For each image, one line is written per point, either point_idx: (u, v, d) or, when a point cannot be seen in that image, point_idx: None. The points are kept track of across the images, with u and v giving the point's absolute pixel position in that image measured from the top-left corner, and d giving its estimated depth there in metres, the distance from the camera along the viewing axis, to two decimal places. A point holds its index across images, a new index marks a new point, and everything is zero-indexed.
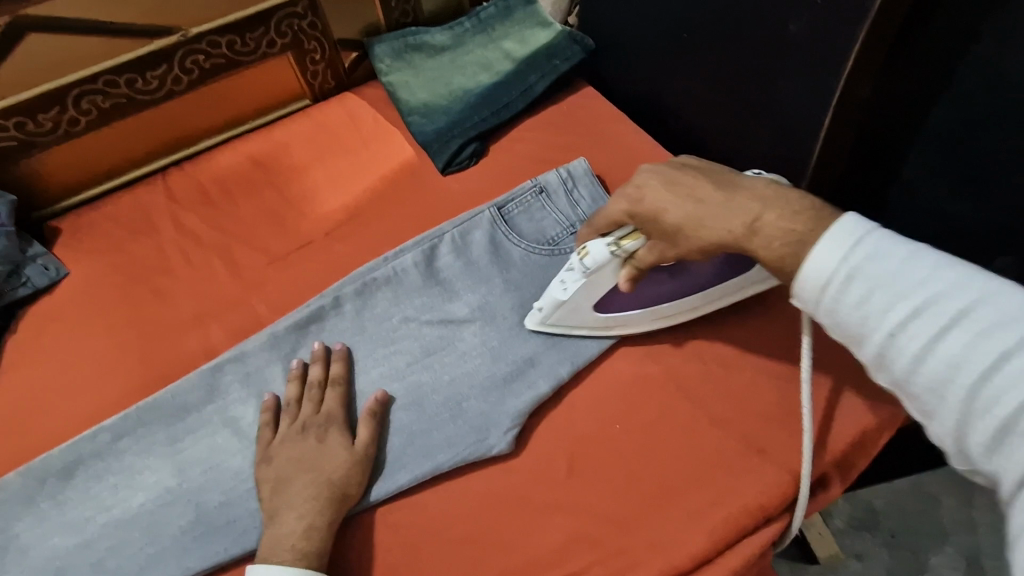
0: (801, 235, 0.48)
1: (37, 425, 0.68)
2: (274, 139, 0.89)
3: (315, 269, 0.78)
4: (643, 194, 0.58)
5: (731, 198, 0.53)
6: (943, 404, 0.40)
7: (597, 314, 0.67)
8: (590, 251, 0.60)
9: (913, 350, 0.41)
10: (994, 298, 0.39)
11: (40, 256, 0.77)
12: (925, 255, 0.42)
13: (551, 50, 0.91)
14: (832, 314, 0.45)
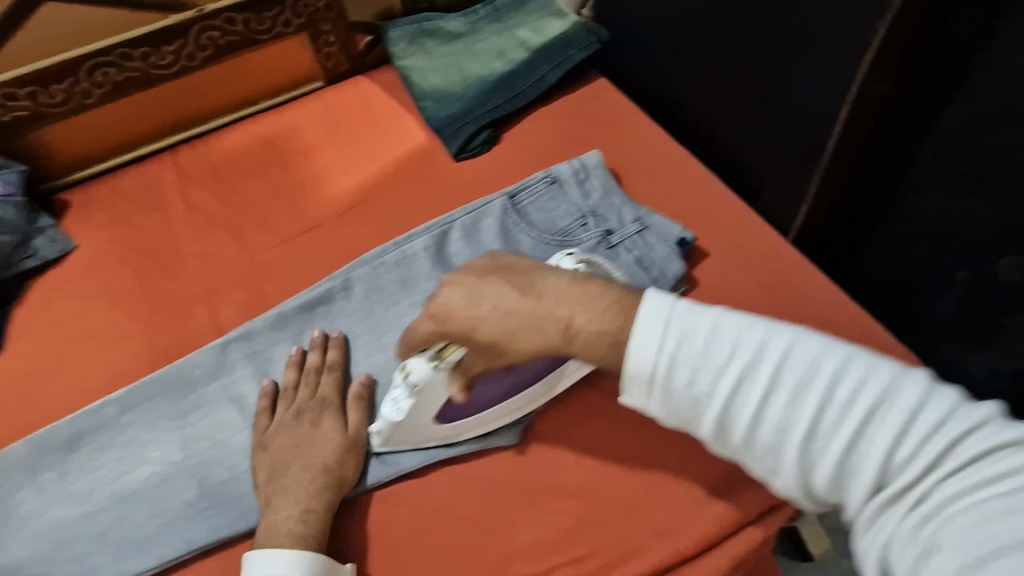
0: (618, 337, 0.48)
1: (45, 396, 0.68)
2: (285, 120, 0.89)
3: (324, 250, 0.78)
4: (449, 304, 0.53)
5: (533, 303, 0.51)
6: (781, 463, 0.42)
7: (438, 426, 0.61)
8: (411, 369, 0.56)
9: (746, 418, 0.43)
10: (794, 348, 0.43)
11: (49, 228, 0.76)
12: (727, 322, 0.45)
13: (566, 39, 0.91)
14: (667, 398, 0.45)
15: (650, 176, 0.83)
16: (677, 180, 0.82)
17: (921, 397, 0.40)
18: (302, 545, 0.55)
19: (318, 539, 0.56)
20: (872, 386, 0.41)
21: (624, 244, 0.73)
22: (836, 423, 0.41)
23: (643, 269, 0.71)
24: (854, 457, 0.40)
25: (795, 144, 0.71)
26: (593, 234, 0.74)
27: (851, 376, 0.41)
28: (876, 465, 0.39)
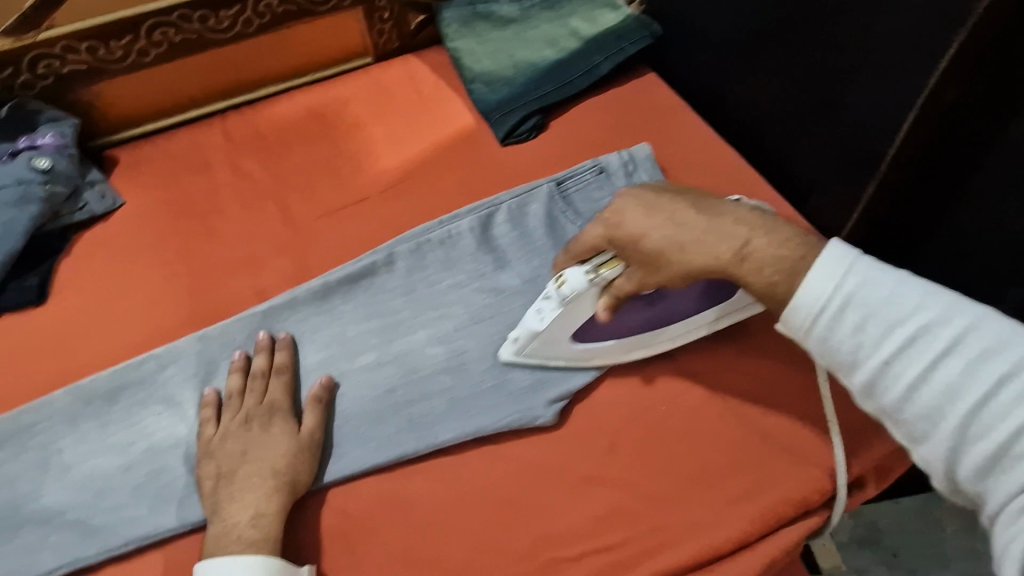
0: (792, 263, 0.51)
1: (83, 347, 0.68)
2: (334, 93, 0.89)
3: (368, 223, 0.77)
4: (626, 219, 0.58)
5: (711, 222, 0.55)
6: (933, 430, 0.44)
7: (571, 346, 0.64)
8: (566, 279, 0.60)
9: (906, 377, 0.45)
10: (974, 325, 0.44)
11: (98, 183, 0.77)
12: (910, 284, 0.47)
13: (619, 32, 0.91)
14: (825, 343, 0.48)
15: (697, 173, 0.82)
16: (726, 179, 0.81)
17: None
18: (255, 550, 0.54)
19: (273, 543, 0.55)
20: None
21: None
22: (1004, 404, 0.41)
23: None
24: (1016, 444, 0.41)
25: (850, 151, 0.71)
26: None
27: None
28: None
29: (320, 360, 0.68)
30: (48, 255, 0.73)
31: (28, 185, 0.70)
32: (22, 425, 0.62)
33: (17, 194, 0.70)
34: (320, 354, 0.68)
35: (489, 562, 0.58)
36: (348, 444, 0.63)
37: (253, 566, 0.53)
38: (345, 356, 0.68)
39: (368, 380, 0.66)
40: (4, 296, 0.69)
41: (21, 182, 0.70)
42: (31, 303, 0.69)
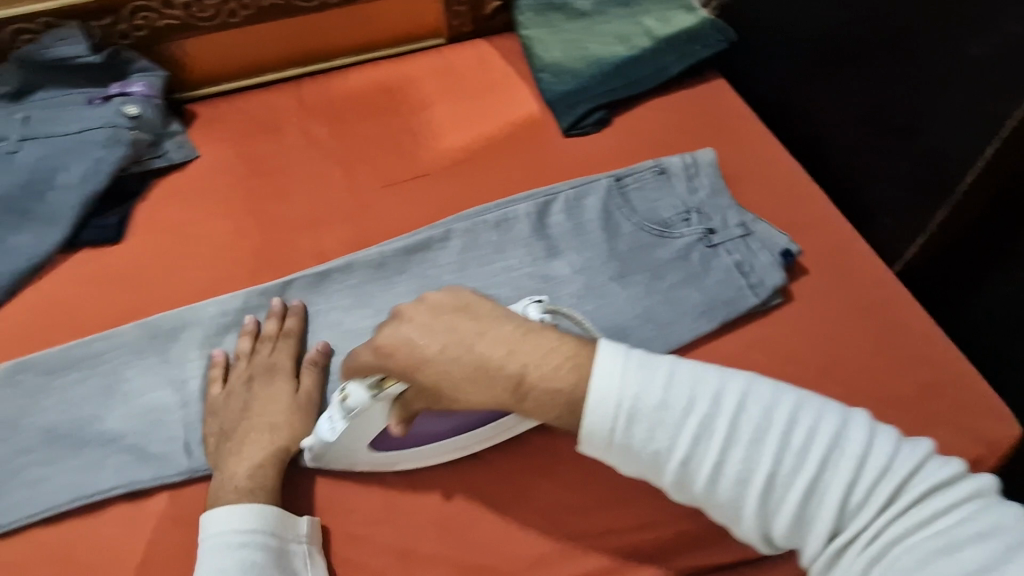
0: (567, 398, 0.49)
1: (151, 287, 0.72)
2: (404, 70, 0.91)
3: (428, 200, 0.80)
4: (406, 336, 0.52)
5: (479, 352, 0.51)
6: (743, 511, 0.46)
7: (370, 453, 0.60)
8: (349, 394, 0.55)
9: (706, 471, 0.46)
10: (744, 399, 0.46)
11: (177, 134, 0.81)
12: (682, 373, 0.48)
13: (693, 34, 0.90)
14: (628, 452, 0.47)
15: (758, 183, 0.82)
16: (786, 192, 0.81)
17: (867, 436, 0.45)
18: (250, 499, 0.57)
19: (266, 494, 0.58)
20: (823, 434, 0.45)
21: (725, 246, 0.73)
22: (795, 468, 0.45)
23: (741, 274, 0.71)
24: (808, 503, 0.45)
25: (924, 175, 0.72)
26: (695, 230, 0.74)
27: (802, 422, 0.45)
28: (831, 509, 0.44)
29: (371, 325, 0.70)
30: (127, 197, 0.77)
31: (117, 129, 0.74)
32: (92, 352, 0.66)
33: (107, 136, 0.74)
34: (372, 320, 0.70)
35: (519, 535, 0.60)
36: None
37: (247, 515, 0.55)
38: None
39: None
40: (85, 231, 0.73)
41: (112, 125, 0.74)
42: (109, 240, 0.73)
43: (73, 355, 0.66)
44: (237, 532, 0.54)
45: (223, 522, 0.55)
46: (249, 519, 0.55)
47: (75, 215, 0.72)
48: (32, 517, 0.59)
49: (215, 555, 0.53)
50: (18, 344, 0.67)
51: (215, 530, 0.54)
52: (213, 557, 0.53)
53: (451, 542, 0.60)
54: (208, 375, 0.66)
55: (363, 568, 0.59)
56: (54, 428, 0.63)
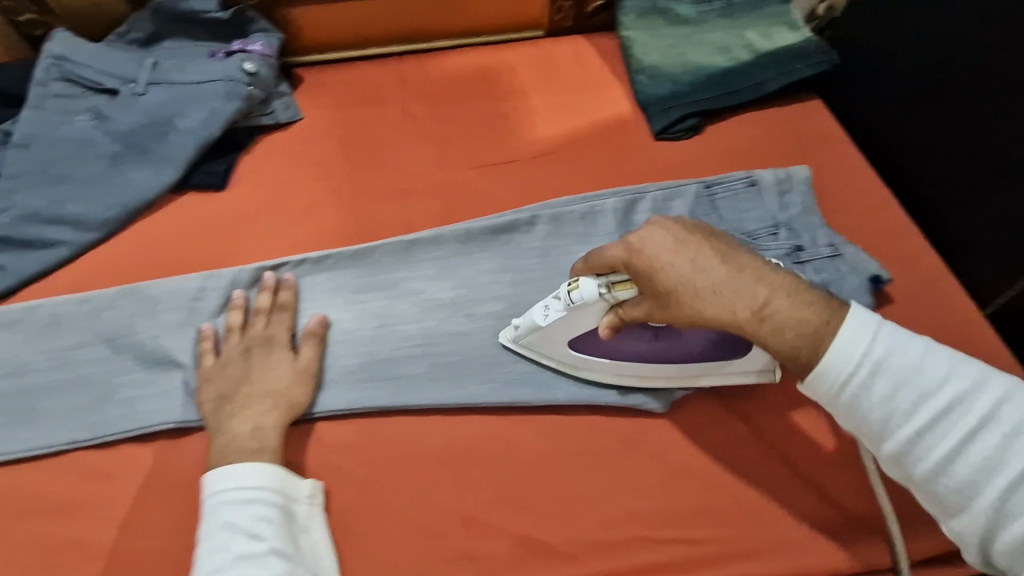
0: (802, 332, 0.51)
1: (247, 234, 0.75)
2: (503, 58, 0.93)
3: (516, 184, 0.81)
4: (661, 243, 0.53)
5: (731, 273, 0.53)
6: (973, 504, 0.46)
7: (569, 352, 0.65)
8: (579, 286, 0.57)
9: (941, 451, 0.46)
10: (978, 383, 0.47)
11: (285, 95, 0.84)
12: (936, 354, 0.49)
13: (796, 52, 0.89)
14: (847, 401, 0.49)
15: (849, 208, 0.80)
16: (878, 219, 0.79)
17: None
18: (257, 459, 0.58)
19: (272, 454, 0.59)
20: None
21: (812, 264, 0.72)
22: (1017, 457, 0.45)
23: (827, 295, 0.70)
24: None
25: None
26: (782, 244, 0.73)
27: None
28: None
29: (451, 298, 0.71)
30: (234, 148, 0.81)
31: (236, 83, 0.78)
32: (187, 287, 0.69)
33: (226, 89, 0.78)
34: (453, 292, 0.72)
35: (580, 522, 0.60)
36: (465, 380, 0.66)
37: (251, 475, 0.56)
38: (475, 299, 0.71)
39: (494, 328, 0.70)
40: (194, 175, 0.77)
41: (232, 80, 0.78)
42: (214, 186, 0.77)
43: (168, 288, 0.69)
44: (238, 489, 0.56)
45: (226, 480, 0.56)
46: (254, 477, 0.56)
47: (188, 159, 0.76)
48: (126, 433, 0.62)
49: (218, 511, 0.55)
50: (124, 272, 0.71)
51: (217, 487, 0.56)
52: (217, 513, 0.55)
53: (511, 517, 0.60)
54: (197, 349, 0.66)
55: (424, 529, 0.60)
56: (149, 353, 0.66)
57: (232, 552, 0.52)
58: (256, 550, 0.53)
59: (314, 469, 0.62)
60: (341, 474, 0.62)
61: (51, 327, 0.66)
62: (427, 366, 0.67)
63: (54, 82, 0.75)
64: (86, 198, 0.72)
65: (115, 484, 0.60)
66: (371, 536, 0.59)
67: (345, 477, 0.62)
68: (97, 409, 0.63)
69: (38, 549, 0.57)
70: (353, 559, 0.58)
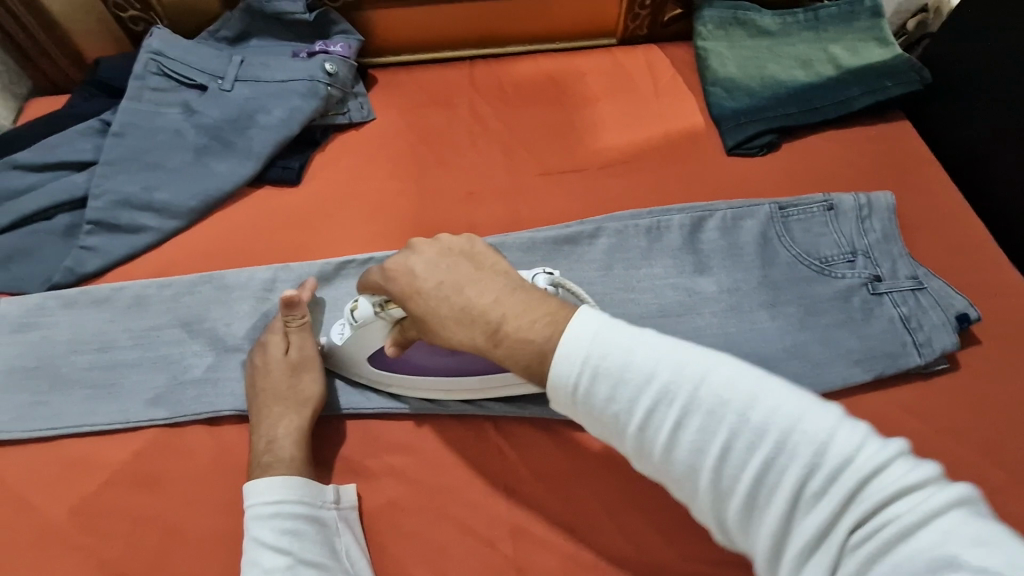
0: (540, 350, 0.46)
1: (317, 230, 0.77)
2: (574, 65, 0.93)
3: (579, 193, 0.80)
4: (409, 263, 0.51)
5: (468, 294, 0.49)
6: (697, 489, 0.41)
7: (370, 369, 0.64)
8: (359, 305, 0.57)
9: (660, 440, 0.42)
10: (730, 383, 0.41)
11: (360, 95, 0.86)
12: (646, 339, 0.44)
13: (885, 69, 0.86)
14: (605, 417, 0.44)
15: (936, 239, 0.76)
16: (966, 252, 0.75)
17: (840, 427, 0.38)
18: (273, 471, 0.58)
19: (287, 466, 0.59)
20: (784, 419, 0.39)
21: (891, 296, 0.69)
22: (777, 464, 0.39)
23: (906, 328, 0.67)
24: (761, 491, 0.39)
25: None
26: (860, 273, 0.70)
27: (800, 418, 0.39)
28: (786, 500, 0.38)
29: None
30: (309, 146, 0.83)
31: (316, 83, 0.81)
32: (260, 279, 0.72)
33: (307, 88, 0.80)
34: None
35: (630, 544, 0.59)
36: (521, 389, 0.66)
37: (268, 489, 0.57)
38: None
39: None
40: (271, 170, 0.80)
41: (313, 79, 0.81)
42: (289, 182, 0.80)
43: (242, 279, 0.72)
44: (271, 504, 0.56)
45: (255, 493, 0.57)
46: (271, 491, 0.57)
47: (267, 154, 0.79)
48: (196, 415, 0.65)
49: (252, 523, 0.56)
50: (202, 260, 0.75)
51: (251, 500, 0.57)
52: (251, 526, 0.56)
53: (561, 531, 0.60)
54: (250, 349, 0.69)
55: (475, 535, 0.60)
56: (221, 339, 0.69)
57: (262, 567, 0.54)
58: (283, 563, 0.54)
59: (371, 466, 0.63)
60: (397, 472, 0.63)
61: (135, 307, 0.70)
62: None
63: (150, 76, 0.80)
64: (172, 186, 0.76)
65: (188, 462, 0.63)
66: (422, 536, 0.60)
67: (401, 476, 0.63)
68: (171, 389, 0.67)
69: (113, 518, 0.61)
70: (407, 558, 0.59)
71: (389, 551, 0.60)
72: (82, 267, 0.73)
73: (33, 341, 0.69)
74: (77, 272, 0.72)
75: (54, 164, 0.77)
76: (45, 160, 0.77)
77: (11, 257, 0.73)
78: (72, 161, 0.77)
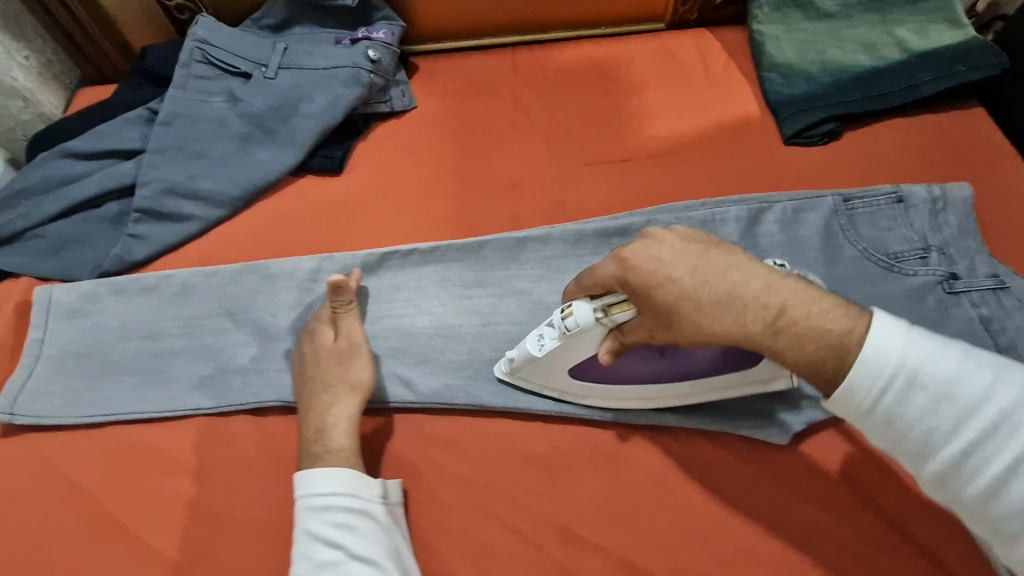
0: (832, 341, 0.46)
1: (359, 220, 0.76)
2: (621, 51, 0.89)
3: (629, 184, 0.77)
4: (656, 251, 0.48)
5: (743, 283, 0.47)
6: (947, 466, 0.43)
7: (569, 380, 0.61)
8: (573, 311, 0.53)
9: (908, 419, 0.44)
10: (990, 379, 0.43)
11: (402, 83, 0.85)
12: (899, 326, 0.45)
13: (957, 53, 0.80)
14: (856, 403, 0.45)
15: (1016, 235, 0.70)
16: None
17: None
18: (324, 462, 0.57)
19: (337, 456, 0.58)
20: None
21: (968, 295, 0.64)
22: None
23: (987, 330, 0.62)
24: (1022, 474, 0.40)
25: None
26: (934, 270, 0.65)
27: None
28: None
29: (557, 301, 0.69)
30: (350, 135, 0.82)
31: (359, 70, 0.80)
32: (303, 269, 0.71)
33: (349, 76, 0.79)
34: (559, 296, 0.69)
35: (686, 552, 0.57)
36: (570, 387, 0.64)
37: (320, 481, 0.56)
38: None
39: None
40: (313, 159, 0.79)
41: (356, 67, 0.80)
42: (330, 171, 0.79)
43: (285, 269, 0.71)
44: (321, 495, 0.55)
45: (303, 485, 0.56)
46: (322, 483, 0.56)
47: (310, 143, 0.78)
48: (242, 405, 0.65)
49: (303, 514, 0.55)
50: (246, 249, 0.74)
51: (302, 490, 0.56)
52: (302, 517, 0.55)
53: (612, 535, 0.58)
54: (292, 339, 0.68)
55: (522, 536, 0.58)
56: (265, 330, 0.69)
57: (312, 560, 0.53)
58: (334, 558, 0.53)
59: (415, 461, 0.62)
60: (441, 469, 0.62)
61: (181, 296, 0.70)
62: None
63: (195, 64, 0.79)
64: (217, 175, 0.76)
65: (233, 452, 0.63)
66: (467, 535, 0.58)
67: (446, 473, 0.61)
68: (217, 378, 0.66)
69: (159, 506, 0.61)
70: (452, 559, 0.58)
71: (434, 550, 0.58)
72: (131, 255, 0.73)
73: (83, 327, 0.69)
74: (126, 260, 0.73)
75: (104, 152, 0.78)
76: (94, 149, 0.77)
77: (63, 244, 0.74)
78: (120, 149, 0.78)
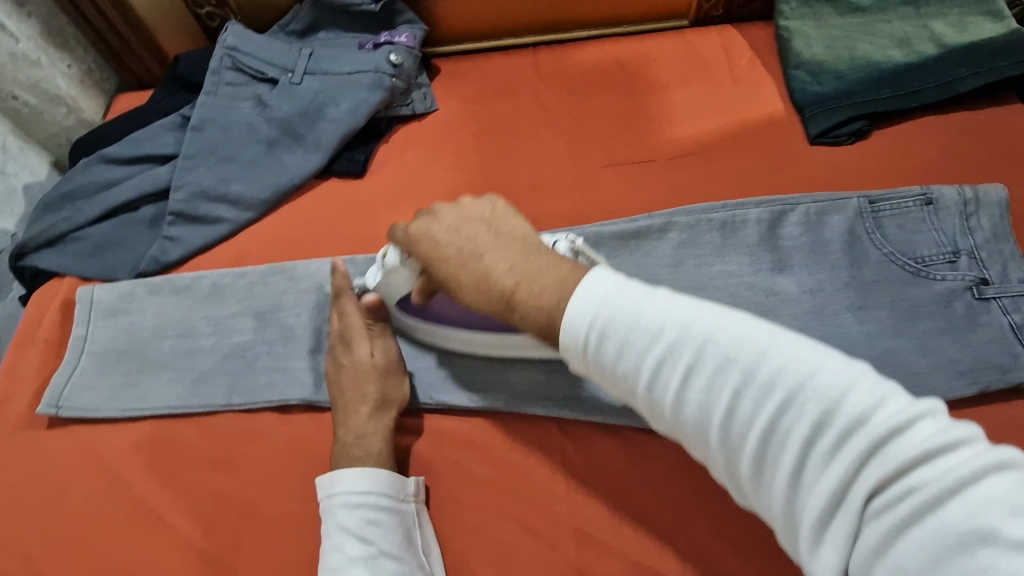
0: (551, 309, 0.49)
1: (381, 222, 0.78)
2: (642, 49, 0.88)
3: (647, 186, 0.77)
4: (431, 228, 0.57)
5: (485, 260, 0.53)
6: (709, 442, 0.43)
7: (399, 314, 0.67)
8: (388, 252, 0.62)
9: (669, 397, 0.44)
10: (717, 329, 0.43)
11: (424, 86, 0.86)
12: (658, 298, 0.46)
13: (998, 47, 0.77)
14: (639, 384, 0.45)
15: None
16: None
17: (866, 390, 0.38)
18: (364, 463, 0.59)
19: (375, 459, 0.60)
20: (790, 373, 0.40)
21: (1000, 301, 0.62)
22: (792, 422, 0.39)
23: (1018, 337, 0.61)
24: (770, 445, 0.40)
25: None
26: (964, 275, 0.64)
27: (820, 377, 0.39)
28: (791, 453, 0.39)
29: None
30: (374, 137, 0.84)
31: (382, 75, 0.81)
32: (326, 273, 0.73)
33: (373, 80, 0.81)
34: None
35: (697, 555, 0.57)
36: (582, 391, 0.65)
37: (356, 480, 0.58)
38: None
39: None
40: (338, 162, 0.81)
41: (379, 71, 0.81)
42: (354, 174, 0.81)
43: (310, 271, 0.73)
44: (357, 494, 0.58)
45: (339, 484, 0.58)
46: (359, 482, 0.58)
47: (334, 146, 0.80)
48: (267, 403, 0.67)
49: (336, 512, 0.58)
50: (273, 251, 0.77)
51: (337, 489, 0.58)
52: (335, 514, 0.58)
53: (626, 538, 0.59)
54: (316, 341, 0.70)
55: (537, 535, 0.59)
56: (289, 329, 0.71)
57: (346, 554, 0.55)
58: (367, 552, 0.56)
59: (434, 460, 0.64)
60: (459, 468, 0.63)
61: (213, 296, 0.73)
62: (545, 373, 0.66)
63: (225, 71, 0.82)
64: (246, 179, 0.79)
65: (261, 447, 0.66)
66: (483, 533, 0.60)
67: (461, 474, 0.63)
68: (245, 376, 0.69)
69: (193, 497, 0.64)
70: (470, 556, 0.59)
71: (453, 546, 0.60)
72: (166, 256, 0.77)
73: (122, 325, 0.73)
74: (161, 261, 0.76)
75: (139, 158, 0.81)
76: (132, 154, 0.81)
77: (104, 246, 0.78)
78: (155, 154, 0.81)
